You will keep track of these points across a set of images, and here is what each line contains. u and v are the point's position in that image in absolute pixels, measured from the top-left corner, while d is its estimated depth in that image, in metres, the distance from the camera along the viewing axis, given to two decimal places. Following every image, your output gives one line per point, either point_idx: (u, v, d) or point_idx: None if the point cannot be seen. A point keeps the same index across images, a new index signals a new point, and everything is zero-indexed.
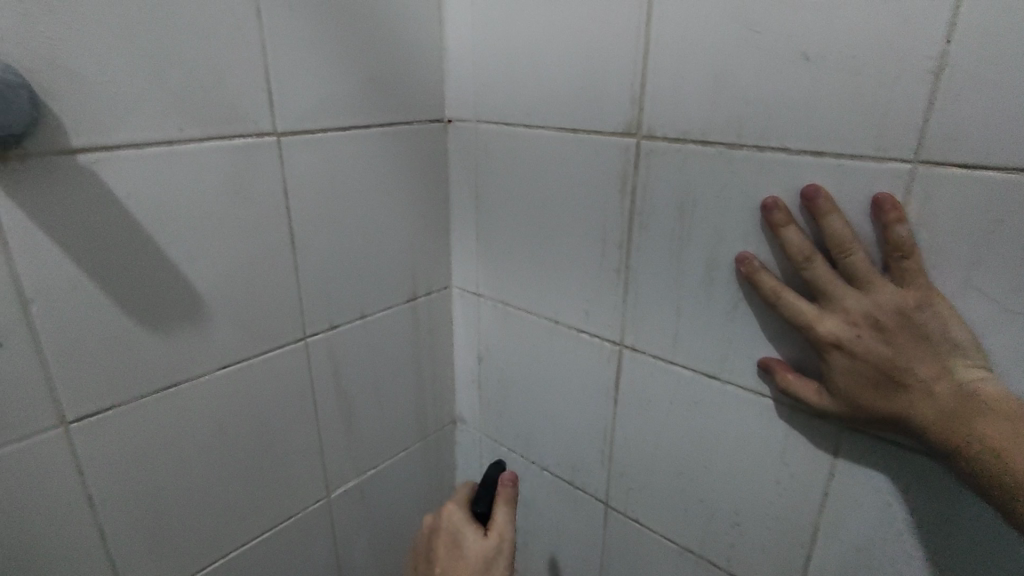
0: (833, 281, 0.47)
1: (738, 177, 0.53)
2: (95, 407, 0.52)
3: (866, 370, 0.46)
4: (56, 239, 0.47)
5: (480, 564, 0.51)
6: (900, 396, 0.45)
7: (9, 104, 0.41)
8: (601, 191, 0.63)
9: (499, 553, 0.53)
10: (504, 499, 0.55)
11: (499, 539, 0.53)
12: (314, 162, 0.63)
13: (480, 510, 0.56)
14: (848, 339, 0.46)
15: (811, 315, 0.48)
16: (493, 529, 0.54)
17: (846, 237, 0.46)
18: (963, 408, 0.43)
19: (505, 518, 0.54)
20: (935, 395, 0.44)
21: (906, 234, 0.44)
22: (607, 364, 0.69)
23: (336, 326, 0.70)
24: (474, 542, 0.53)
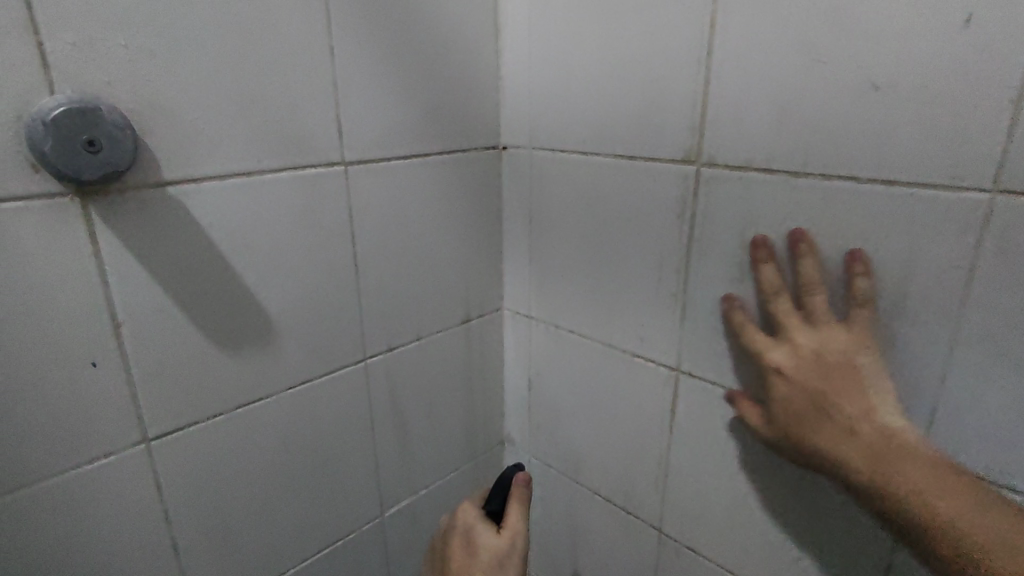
0: (791, 316, 0.52)
1: (803, 204, 0.52)
2: (174, 424, 0.55)
3: (801, 399, 0.50)
4: (147, 265, 0.50)
5: (496, 560, 0.55)
6: (825, 426, 0.48)
7: (117, 143, 0.44)
8: (659, 217, 0.63)
9: (512, 552, 0.57)
10: (517, 498, 0.61)
11: (513, 538, 0.57)
12: (378, 190, 0.65)
13: (494, 508, 0.60)
14: (790, 367, 0.51)
15: (768, 346, 0.54)
16: (507, 527, 0.58)
17: (810, 280, 0.51)
18: (880, 447, 0.45)
19: (519, 515, 0.59)
20: (855, 432, 0.46)
21: (867, 286, 0.49)
22: (663, 390, 0.68)
23: (394, 347, 0.72)
24: (488, 538, 0.57)
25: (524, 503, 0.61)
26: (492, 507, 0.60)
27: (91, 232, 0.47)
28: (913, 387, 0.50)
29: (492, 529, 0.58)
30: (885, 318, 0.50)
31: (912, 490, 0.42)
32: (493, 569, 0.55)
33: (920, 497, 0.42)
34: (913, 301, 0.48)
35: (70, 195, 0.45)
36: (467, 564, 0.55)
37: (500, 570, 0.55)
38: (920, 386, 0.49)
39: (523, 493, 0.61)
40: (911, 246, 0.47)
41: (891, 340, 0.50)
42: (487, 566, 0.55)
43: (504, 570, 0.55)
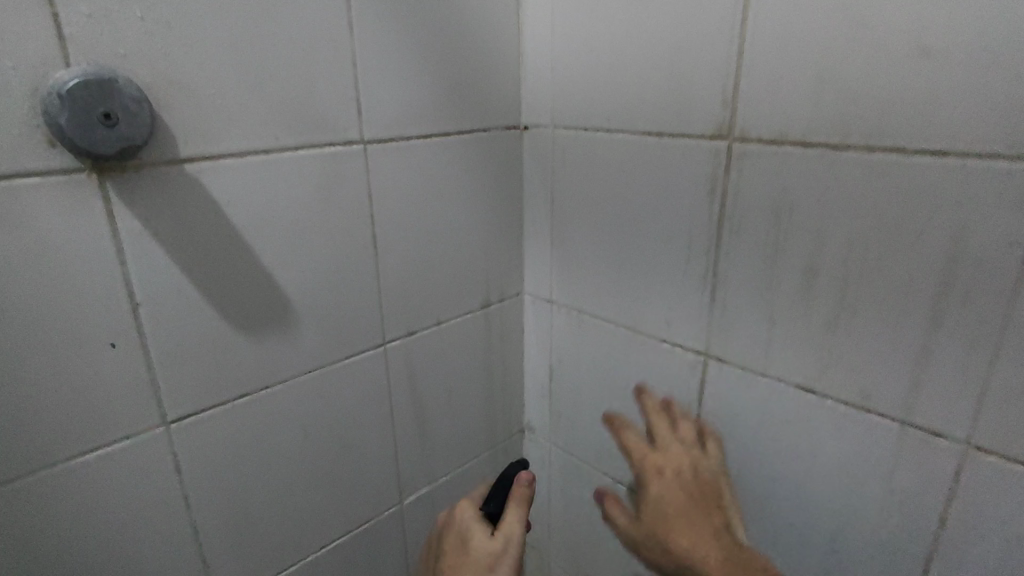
0: (682, 453, 0.63)
1: (844, 179, 0.50)
2: (193, 407, 0.54)
3: (676, 500, 0.58)
4: (164, 244, 0.49)
5: (487, 563, 0.55)
6: (696, 529, 0.56)
7: (134, 117, 0.43)
8: (688, 196, 0.61)
9: (506, 555, 0.56)
10: (518, 498, 0.58)
11: (506, 540, 0.56)
12: (397, 169, 0.64)
13: (492, 509, 0.59)
14: (666, 469, 0.61)
15: (652, 477, 0.61)
16: (502, 530, 0.57)
17: (694, 433, 0.65)
18: (738, 562, 0.53)
19: (516, 516, 0.57)
20: (719, 537, 0.55)
21: (716, 446, 0.65)
22: (690, 376, 0.66)
23: (413, 331, 0.71)
24: (481, 541, 0.56)
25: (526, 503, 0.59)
26: (489, 508, 0.59)
27: (108, 210, 0.46)
28: (962, 374, 0.47)
29: (488, 531, 0.57)
30: (932, 300, 0.47)
31: None
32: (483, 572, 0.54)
33: None
34: (963, 282, 0.45)
35: (87, 171, 0.44)
36: (459, 562, 0.56)
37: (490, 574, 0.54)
38: (969, 372, 0.46)
39: (524, 493, 0.59)
40: (963, 223, 0.44)
41: (938, 323, 0.47)
42: (477, 569, 0.54)
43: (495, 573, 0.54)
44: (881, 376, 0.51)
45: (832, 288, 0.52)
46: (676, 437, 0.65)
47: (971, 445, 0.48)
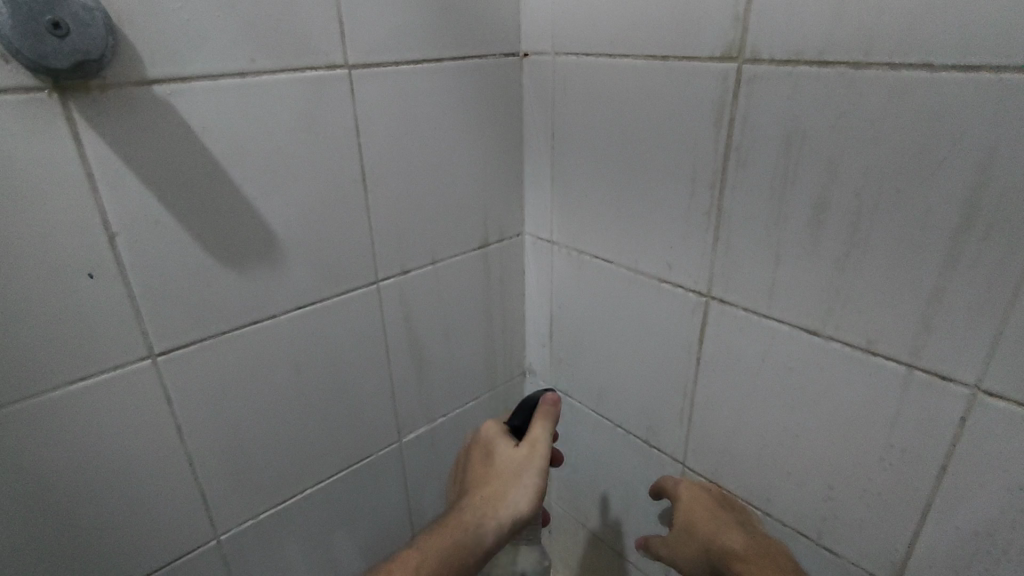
0: (715, 490, 0.67)
1: (863, 102, 0.45)
2: (178, 339, 0.54)
3: (727, 525, 0.63)
4: (138, 172, 0.47)
5: (513, 471, 0.62)
6: (744, 544, 0.60)
7: (86, 27, 0.40)
8: (693, 126, 0.56)
9: (531, 463, 0.62)
10: (542, 415, 0.65)
11: (531, 452, 0.63)
12: (386, 98, 0.61)
13: (517, 423, 0.65)
14: (710, 501, 0.66)
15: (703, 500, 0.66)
16: (526, 441, 0.63)
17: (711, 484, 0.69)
18: (773, 545, 0.60)
19: (541, 432, 0.64)
20: (756, 540, 0.61)
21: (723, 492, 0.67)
22: (691, 318, 0.64)
23: (407, 270, 0.69)
24: (506, 452, 0.63)
25: (549, 420, 0.65)
26: (514, 422, 0.65)
27: (74, 133, 0.44)
28: (978, 314, 0.43)
29: (514, 442, 0.64)
30: (951, 234, 0.43)
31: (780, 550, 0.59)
32: (509, 479, 0.62)
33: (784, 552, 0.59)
34: (988, 213, 0.41)
35: (47, 90, 0.42)
36: (486, 472, 0.64)
37: (516, 481, 0.62)
38: (986, 312, 0.43)
39: (549, 412, 0.65)
40: (993, 146, 0.40)
41: (956, 259, 0.43)
42: (503, 477, 0.62)
43: (521, 478, 0.62)
44: (891, 316, 0.48)
45: (844, 222, 0.49)
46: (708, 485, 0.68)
47: (980, 389, 0.45)
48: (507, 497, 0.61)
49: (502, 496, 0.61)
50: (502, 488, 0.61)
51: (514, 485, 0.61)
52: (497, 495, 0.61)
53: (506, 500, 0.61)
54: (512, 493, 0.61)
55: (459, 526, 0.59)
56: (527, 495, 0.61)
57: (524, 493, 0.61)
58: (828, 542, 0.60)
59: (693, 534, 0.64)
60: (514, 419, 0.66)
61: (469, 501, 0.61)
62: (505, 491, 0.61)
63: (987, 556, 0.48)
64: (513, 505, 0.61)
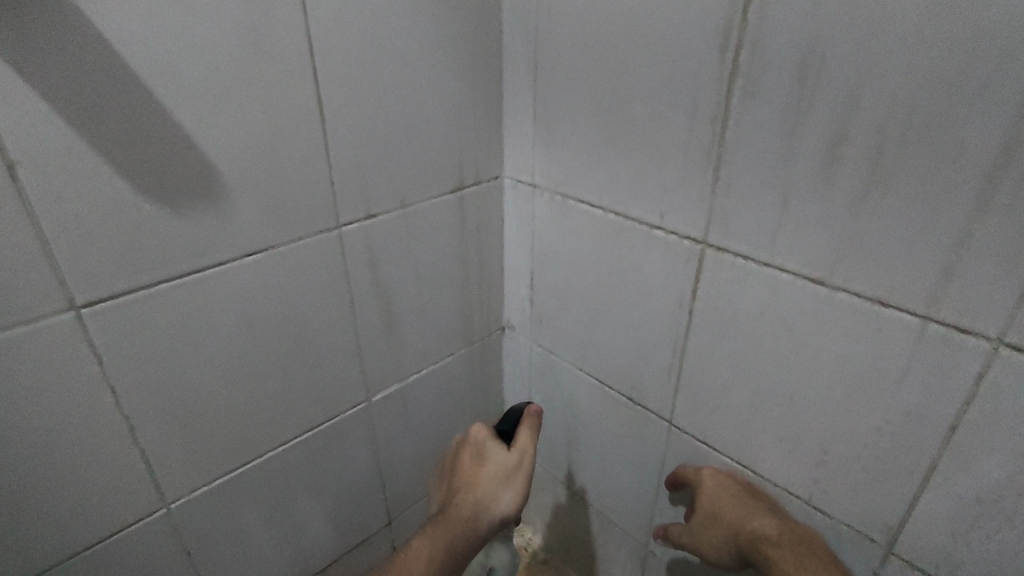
0: (737, 475, 0.63)
1: (895, 16, 0.39)
2: (107, 290, 0.47)
3: (756, 516, 0.58)
4: (38, 88, 0.39)
5: (503, 474, 0.60)
6: (774, 538, 0.56)
7: None
8: (695, 50, 0.50)
9: (520, 468, 0.61)
10: (528, 425, 0.63)
11: (520, 457, 0.61)
12: (343, 12, 0.52)
13: (504, 429, 0.64)
14: (734, 490, 0.61)
15: (728, 491, 0.61)
16: (515, 447, 0.61)
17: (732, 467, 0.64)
18: (804, 535, 0.56)
19: (528, 440, 0.62)
20: (789, 530, 0.56)
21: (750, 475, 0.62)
22: (684, 269, 0.59)
23: (373, 215, 0.62)
24: (498, 455, 0.61)
25: (535, 430, 0.63)
26: (503, 428, 0.64)
27: None
28: (1006, 265, 0.39)
29: (502, 446, 0.62)
30: (985, 171, 0.38)
31: (814, 544, 0.55)
32: (500, 480, 0.60)
33: (819, 545, 0.55)
34: None
35: None
36: (475, 472, 0.61)
37: (506, 481, 0.60)
38: (1014, 261, 0.39)
39: (534, 423, 0.63)
40: None
41: (987, 201, 0.39)
42: (493, 478, 0.60)
43: (509, 482, 0.60)
44: (908, 266, 0.44)
45: (861, 160, 0.43)
46: (729, 471, 0.63)
47: (1002, 343, 0.41)
48: (498, 496, 0.59)
49: (490, 498, 0.59)
50: (493, 489, 0.59)
51: (505, 485, 0.60)
52: (489, 495, 0.59)
53: (498, 499, 0.59)
54: (503, 493, 0.60)
55: (460, 522, 0.58)
56: (513, 499, 0.60)
57: (513, 494, 0.60)
58: (818, 503, 0.57)
59: (719, 522, 0.61)
60: (502, 424, 0.64)
61: (463, 500, 0.59)
62: (496, 491, 0.59)
63: (990, 520, 0.46)
64: (503, 507, 0.59)
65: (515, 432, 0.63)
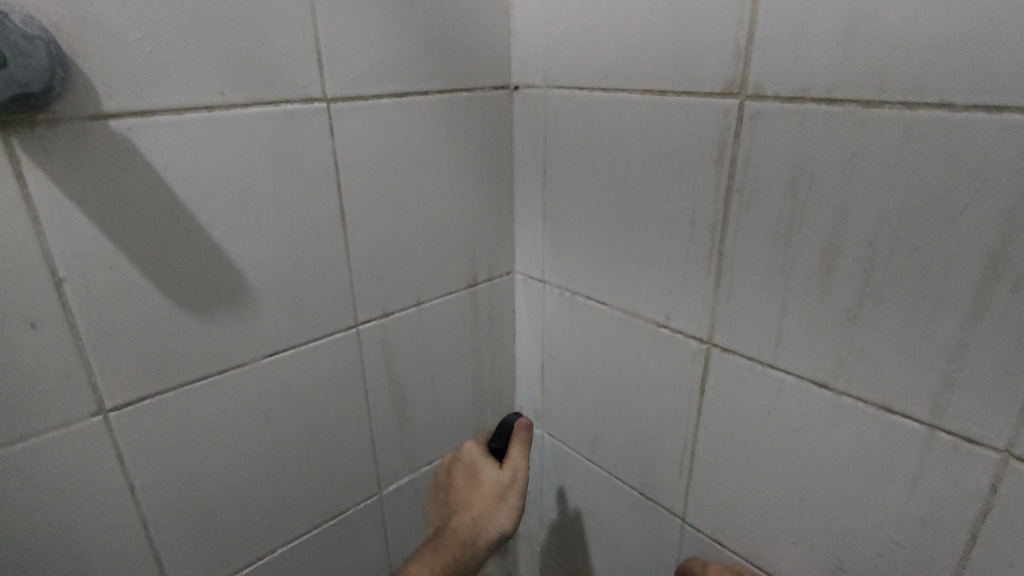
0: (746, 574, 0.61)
1: (875, 142, 0.42)
2: (135, 392, 0.49)
3: None
4: (90, 212, 0.43)
5: (497, 493, 0.60)
6: None
7: (26, 58, 0.36)
8: (692, 164, 0.53)
9: (513, 485, 0.60)
10: (518, 439, 0.63)
11: (513, 473, 0.60)
12: (367, 132, 0.57)
13: (496, 446, 0.63)
14: None
15: None
16: (507, 464, 0.61)
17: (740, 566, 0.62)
18: None
19: (519, 456, 0.61)
20: None
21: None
22: (691, 365, 0.60)
23: (389, 312, 0.65)
24: (489, 473, 0.61)
25: (526, 443, 0.63)
26: (493, 446, 0.63)
27: (17, 171, 0.40)
28: (1005, 376, 0.40)
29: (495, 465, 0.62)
30: (976, 286, 0.40)
31: None
32: (494, 500, 0.60)
33: None
34: (1017, 268, 0.38)
35: None
36: (471, 493, 0.61)
37: (501, 499, 0.60)
38: (1013, 373, 0.39)
39: (524, 436, 0.63)
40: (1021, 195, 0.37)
41: (981, 315, 0.40)
42: (488, 498, 0.60)
43: (505, 499, 0.60)
44: (911, 374, 0.44)
45: (855, 270, 0.45)
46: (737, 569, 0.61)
47: (1012, 455, 0.41)
48: (493, 515, 0.59)
49: (487, 517, 0.59)
50: (488, 509, 0.59)
51: (500, 504, 0.60)
52: (485, 514, 0.59)
53: (493, 518, 0.59)
54: (498, 512, 0.59)
55: (457, 542, 0.57)
56: (510, 516, 0.60)
57: (509, 512, 0.60)
58: None
59: None
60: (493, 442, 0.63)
61: (460, 521, 0.59)
62: (491, 510, 0.59)
63: None
64: (500, 527, 0.59)
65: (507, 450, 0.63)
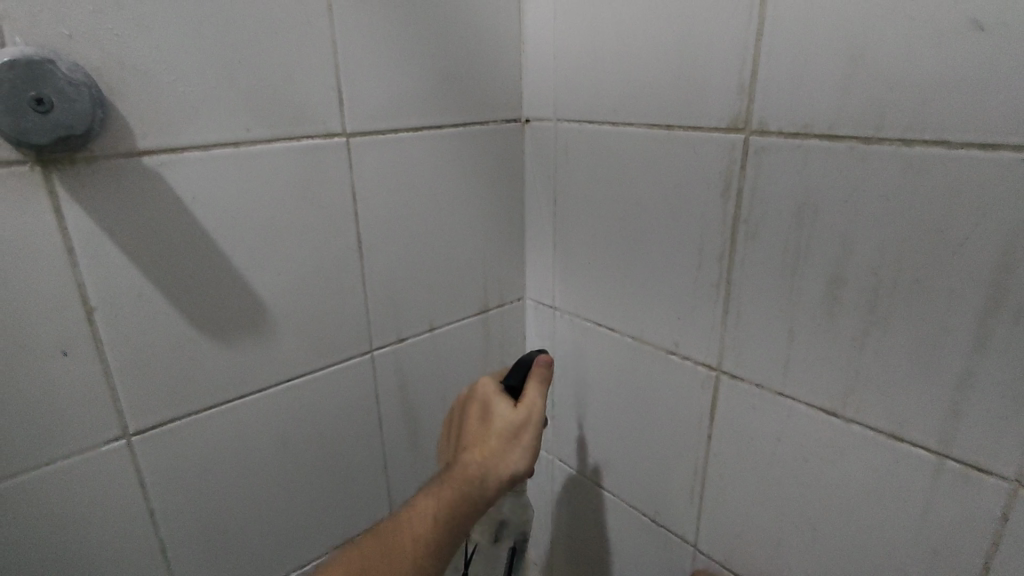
0: None
1: (876, 177, 0.43)
2: (157, 417, 0.50)
3: None
4: (121, 244, 0.45)
5: (509, 432, 0.49)
6: None
7: (71, 102, 0.39)
8: (699, 195, 0.55)
9: (528, 425, 0.50)
10: (538, 377, 0.53)
11: (529, 413, 0.50)
12: (384, 165, 0.59)
13: (512, 383, 0.54)
14: None
15: None
16: (523, 401, 0.51)
17: None
18: None
19: (536, 393, 0.51)
20: None
21: None
22: (700, 392, 0.60)
23: (403, 338, 0.66)
24: (502, 411, 0.51)
25: (545, 383, 0.53)
26: (509, 382, 0.54)
27: (56, 206, 0.42)
28: (1011, 404, 0.40)
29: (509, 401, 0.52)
30: (978, 316, 0.41)
31: None
32: (505, 439, 0.49)
33: None
34: (1017, 299, 0.39)
35: (30, 163, 0.41)
36: (479, 431, 0.51)
37: (513, 439, 0.49)
38: (1018, 402, 0.40)
39: (543, 373, 0.53)
40: (1019, 229, 0.38)
41: (984, 344, 0.41)
42: (499, 437, 0.49)
43: (518, 439, 0.49)
44: (917, 402, 0.45)
45: (860, 300, 0.46)
46: None
47: (1021, 484, 0.41)
48: (504, 455, 0.49)
49: (497, 458, 0.49)
50: (498, 448, 0.49)
51: (512, 444, 0.49)
52: (495, 452, 0.49)
53: (505, 458, 0.49)
54: (509, 453, 0.49)
55: (463, 481, 0.48)
56: (524, 456, 0.49)
57: (523, 453, 0.49)
58: None
59: None
60: (510, 378, 0.54)
61: (466, 456, 0.49)
62: (502, 450, 0.49)
63: None
64: (512, 468, 0.48)
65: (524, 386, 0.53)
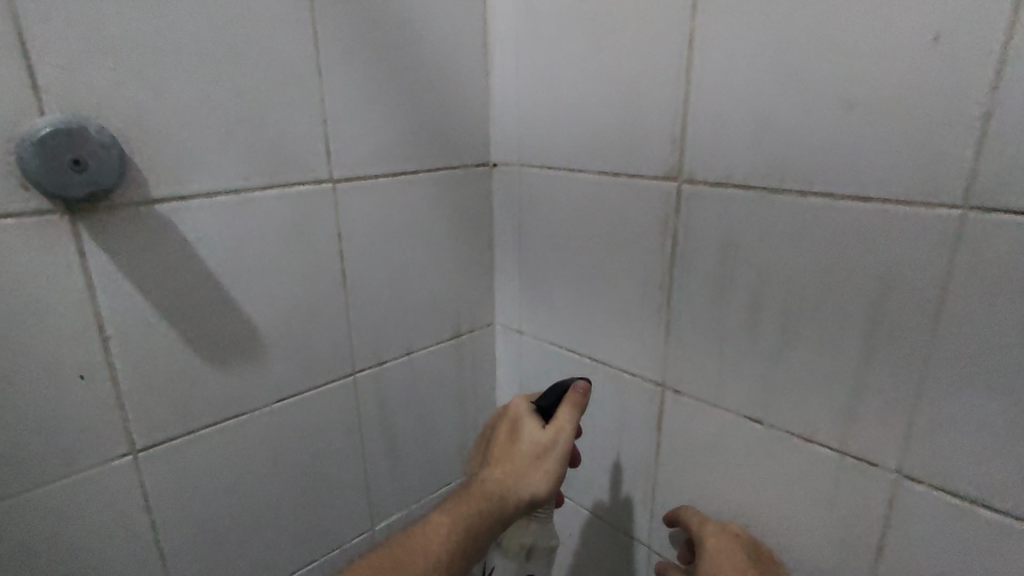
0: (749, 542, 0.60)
1: (781, 220, 0.52)
2: (160, 434, 0.56)
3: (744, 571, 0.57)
4: (134, 280, 0.51)
5: (535, 452, 0.59)
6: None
7: (101, 160, 0.46)
8: (643, 233, 0.63)
9: (553, 449, 0.58)
10: (571, 402, 0.60)
11: (555, 438, 0.58)
12: (366, 206, 0.67)
13: (543, 404, 0.60)
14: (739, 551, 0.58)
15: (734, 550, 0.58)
16: (551, 425, 0.59)
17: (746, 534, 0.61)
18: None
19: (567, 418, 0.59)
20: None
21: None
22: (649, 405, 0.68)
23: (383, 361, 0.73)
24: (530, 433, 0.59)
25: (578, 408, 0.60)
26: (540, 402, 0.60)
27: (79, 248, 0.48)
28: (891, 408, 0.49)
29: (540, 422, 0.60)
30: (863, 335, 0.49)
31: None
32: (530, 460, 0.58)
33: None
34: (890, 321, 0.48)
35: (59, 212, 0.47)
36: (508, 448, 0.60)
37: (537, 461, 0.58)
38: (896, 406, 0.49)
39: (578, 401, 0.60)
40: (889, 264, 0.47)
41: (869, 359, 0.49)
42: (524, 458, 0.59)
43: (543, 461, 0.58)
44: (822, 408, 0.53)
45: (774, 322, 0.55)
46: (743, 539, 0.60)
47: (902, 474, 0.50)
48: (526, 476, 0.58)
49: (521, 478, 0.58)
50: (523, 467, 0.59)
51: (535, 466, 0.58)
52: (519, 473, 0.58)
53: (528, 479, 0.58)
54: (531, 475, 0.58)
55: (487, 495, 0.57)
56: (546, 479, 0.58)
57: (546, 474, 0.58)
58: None
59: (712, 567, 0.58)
60: (543, 399, 0.61)
61: (492, 473, 0.59)
62: (525, 471, 0.58)
63: None
64: (532, 488, 0.58)
65: (555, 409, 0.60)
